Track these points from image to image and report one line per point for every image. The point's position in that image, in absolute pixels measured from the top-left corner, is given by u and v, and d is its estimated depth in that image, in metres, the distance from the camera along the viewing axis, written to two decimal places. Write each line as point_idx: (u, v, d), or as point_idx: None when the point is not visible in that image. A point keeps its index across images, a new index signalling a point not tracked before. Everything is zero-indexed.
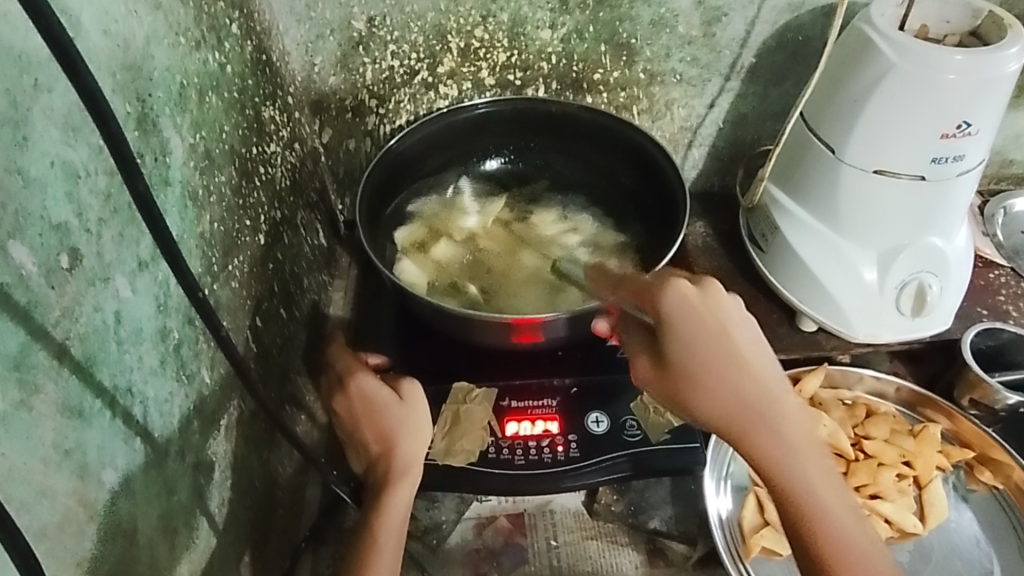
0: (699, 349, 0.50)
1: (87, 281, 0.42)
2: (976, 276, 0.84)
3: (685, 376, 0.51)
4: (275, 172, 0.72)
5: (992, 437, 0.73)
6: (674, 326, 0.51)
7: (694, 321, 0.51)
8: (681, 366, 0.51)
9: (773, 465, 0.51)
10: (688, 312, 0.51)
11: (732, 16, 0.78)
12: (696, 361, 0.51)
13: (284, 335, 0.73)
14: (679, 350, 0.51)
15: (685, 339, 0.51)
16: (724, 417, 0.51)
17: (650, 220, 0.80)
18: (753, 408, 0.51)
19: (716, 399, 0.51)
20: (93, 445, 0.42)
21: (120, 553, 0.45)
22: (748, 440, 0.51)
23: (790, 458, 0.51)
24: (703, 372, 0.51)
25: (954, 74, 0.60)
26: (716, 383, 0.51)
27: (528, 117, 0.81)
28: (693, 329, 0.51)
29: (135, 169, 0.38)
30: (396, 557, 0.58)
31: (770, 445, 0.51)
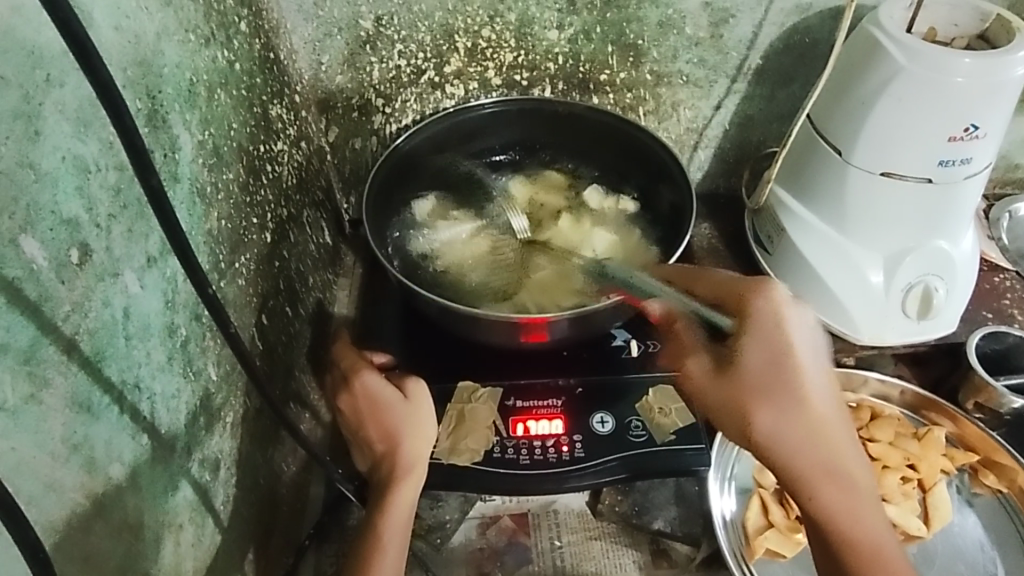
0: (779, 357, 0.52)
1: (96, 276, 0.42)
2: (982, 279, 0.84)
3: (756, 385, 0.52)
4: (282, 171, 0.72)
5: (996, 440, 0.73)
6: (757, 332, 0.53)
7: (775, 329, 0.53)
8: (753, 374, 0.53)
9: (829, 475, 0.52)
10: (773, 318, 0.53)
11: (740, 18, 0.78)
12: (769, 369, 0.53)
13: (289, 333, 0.73)
14: (754, 356, 0.53)
15: (765, 347, 0.53)
16: (769, 410, 0.52)
17: (659, 215, 0.78)
18: (818, 421, 0.52)
19: (783, 413, 0.52)
20: (101, 439, 0.42)
21: (126, 549, 0.45)
22: (810, 453, 0.52)
23: (846, 469, 0.52)
24: (776, 382, 0.52)
25: (961, 78, 0.60)
26: (787, 393, 0.52)
27: (534, 115, 0.81)
28: (773, 336, 0.53)
29: (148, 164, 0.38)
30: (399, 554, 0.58)
31: (829, 457, 0.52)
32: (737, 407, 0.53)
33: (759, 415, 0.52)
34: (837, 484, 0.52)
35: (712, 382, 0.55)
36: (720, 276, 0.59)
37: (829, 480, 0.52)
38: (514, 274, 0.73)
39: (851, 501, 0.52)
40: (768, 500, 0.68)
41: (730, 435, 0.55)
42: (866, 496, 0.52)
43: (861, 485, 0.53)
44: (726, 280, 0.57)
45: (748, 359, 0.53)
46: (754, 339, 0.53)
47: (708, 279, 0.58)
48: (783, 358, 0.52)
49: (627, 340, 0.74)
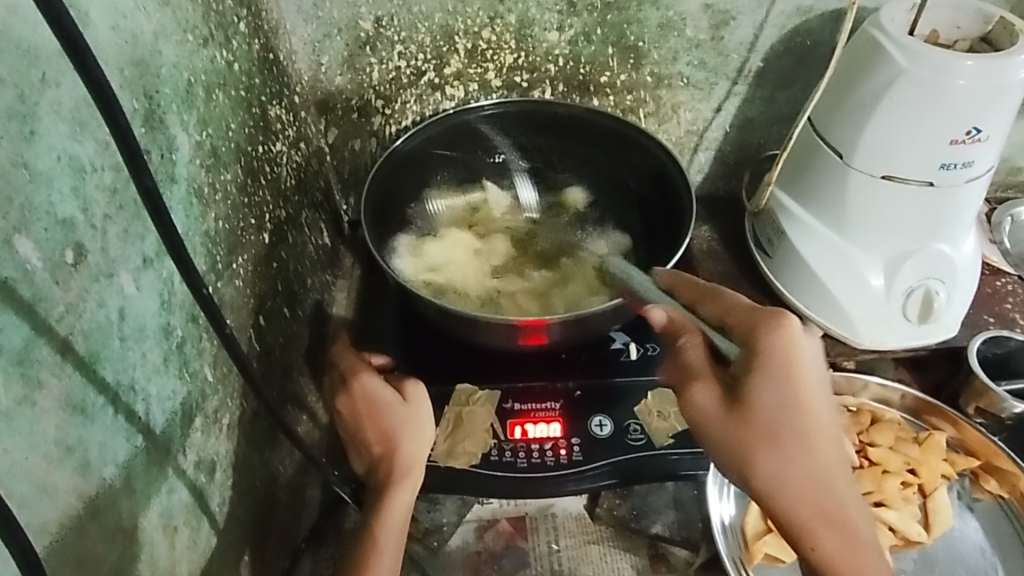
0: (789, 401, 0.50)
1: (91, 277, 0.41)
2: (983, 283, 0.84)
3: (766, 423, 0.50)
4: (280, 172, 0.72)
5: (998, 445, 0.73)
6: (772, 371, 0.50)
7: (788, 366, 0.50)
8: (763, 416, 0.50)
9: (834, 519, 0.51)
10: (786, 353, 0.51)
11: (740, 20, 0.78)
12: (779, 410, 0.50)
13: (287, 335, 0.73)
14: (767, 396, 0.50)
15: (776, 384, 0.50)
16: (776, 449, 0.51)
17: (652, 223, 0.78)
18: (825, 466, 0.51)
19: (787, 456, 0.50)
20: (95, 441, 0.42)
21: (120, 552, 0.45)
22: (810, 496, 0.50)
23: (849, 514, 0.51)
24: (782, 424, 0.50)
25: (964, 80, 0.60)
26: (794, 437, 0.51)
27: (532, 116, 0.81)
28: (786, 376, 0.50)
29: (142, 163, 0.38)
30: (395, 557, 0.58)
31: (832, 500, 0.51)
32: (745, 447, 0.51)
33: (765, 459, 0.50)
34: (839, 528, 0.51)
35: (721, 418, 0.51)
36: (732, 300, 0.56)
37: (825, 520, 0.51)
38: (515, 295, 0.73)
39: (854, 548, 0.50)
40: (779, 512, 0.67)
41: (731, 475, 0.53)
42: (869, 540, 0.51)
43: (865, 528, 0.51)
44: (740, 307, 0.55)
45: (759, 399, 0.50)
46: (766, 377, 0.50)
47: (723, 302, 0.56)
48: (793, 397, 0.50)
49: (626, 343, 0.74)
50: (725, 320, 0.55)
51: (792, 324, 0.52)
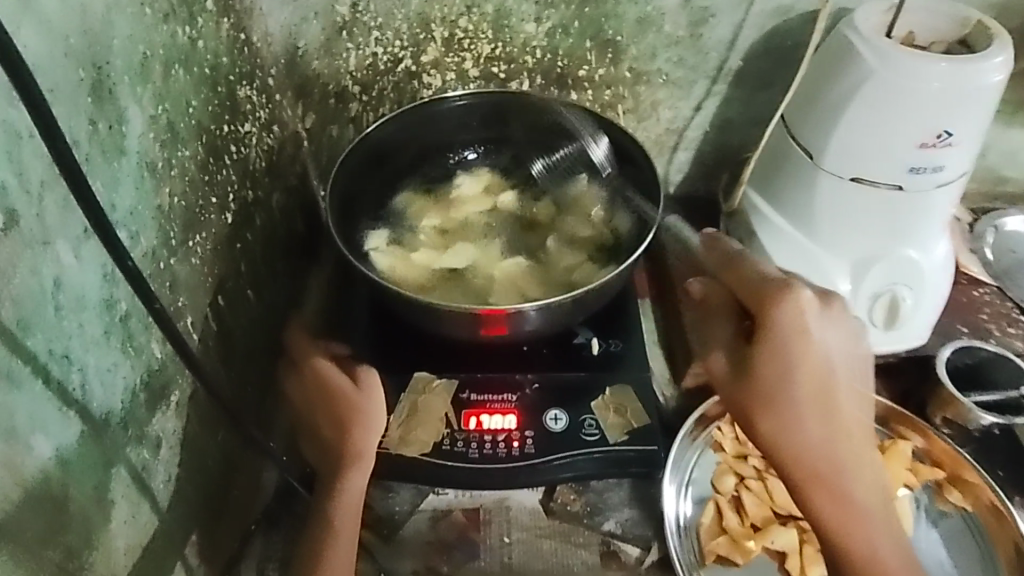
0: (792, 374, 0.61)
1: (24, 244, 0.41)
2: (960, 293, 0.83)
3: (764, 389, 0.62)
4: (249, 153, 0.72)
5: (963, 456, 0.72)
6: (777, 347, 0.61)
7: (798, 337, 0.61)
8: (765, 385, 0.62)
9: (833, 485, 0.61)
10: (792, 326, 0.61)
11: (719, 17, 0.77)
12: (778, 381, 0.62)
13: (250, 318, 0.73)
14: (770, 367, 0.62)
15: (779, 354, 0.61)
16: (776, 413, 0.62)
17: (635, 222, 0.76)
18: (826, 434, 0.61)
19: (789, 424, 0.61)
20: (23, 410, 0.42)
21: (48, 521, 0.44)
22: (810, 461, 0.61)
23: (843, 477, 0.61)
24: (784, 392, 0.61)
25: (936, 82, 0.59)
26: (794, 406, 0.61)
27: (516, 112, 0.81)
28: (791, 350, 0.61)
29: (51, 121, 0.36)
30: (352, 538, 0.61)
31: (832, 469, 0.61)
32: (750, 411, 0.63)
33: (767, 426, 0.62)
34: (836, 494, 0.60)
35: (728, 382, 0.65)
36: (750, 271, 0.66)
37: (819, 482, 0.61)
38: (484, 286, 0.72)
39: (846, 511, 0.60)
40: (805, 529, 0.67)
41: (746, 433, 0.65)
42: (860, 502, 0.61)
43: (859, 497, 0.61)
44: (756, 274, 0.65)
45: (762, 368, 0.62)
46: (769, 346, 0.61)
47: (741, 273, 0.66)
48: (792, 370, 0.61)
49: (589, 338, 0.72)
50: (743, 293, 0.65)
51: (803, 296, 0.61)
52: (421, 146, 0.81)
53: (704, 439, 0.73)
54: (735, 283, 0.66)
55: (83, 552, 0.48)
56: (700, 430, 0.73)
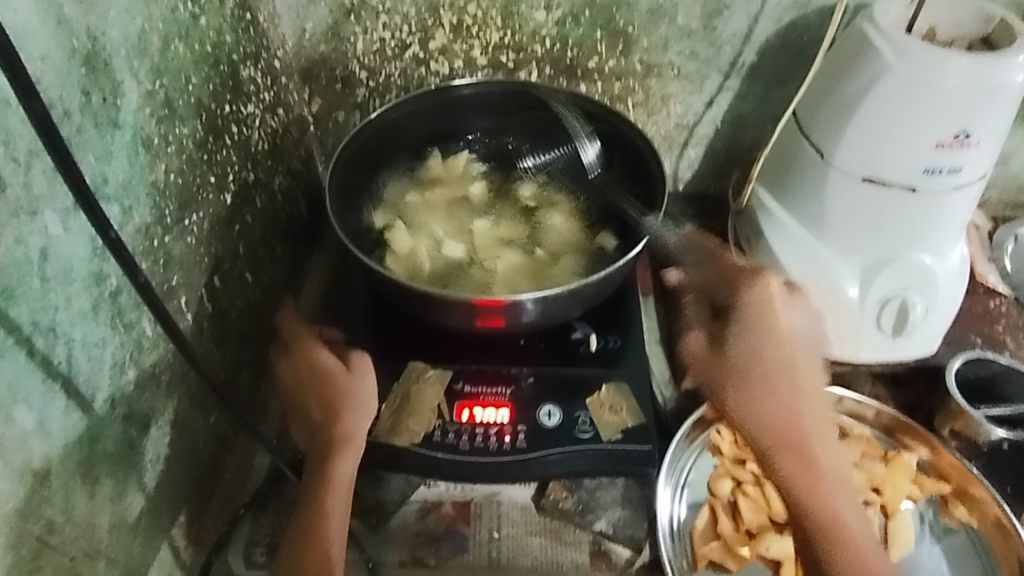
0: (761, 346, 0.60)
1: (9, 212, 0.41)
2: (975, 302, 0.80)
3: (736, 364, 0.61)
4: (251, 134, 0.71)
5: (971, 471, 0.69)
6: (747, 326, 0.61)
7: (766, 317, 0.61)
8: (737, 360, 0.61)
9: (805, 463, 0.58)
10: (760, 307, 0.62)
11: (734, 10, 0.75)
12: (751, 355, 0.60)
13: (247, 300, 0.72)
14: (742, 343, 0.61)
15: (751, 331, 0.61)
16: (747, 386, 0.60)
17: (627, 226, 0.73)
18: (795, 404, 0.59)
19: (759, 395, 0.60)
20: (4, 379, 0.41)
21: (28, 494, 0.44)
22: (780, 435, 0.59)
23: (810, 443, 0.59)
24: (755, 366, 0.60)
25: (956, 79, 0.57)
26: (762, 378, 0.60)
27: (517, 108, 0.80)
28: (765, 330, 0.61)
29: (32, 88, 0.35)
30: (343, 523, 0.58)
31: (800, 434, 0.59)
32: (726, 390, 0.62)
33: (740, 404, 0.60)
34: (807, 468, 0.58)
35: (701, 358, 0.65)
36: (731, 262, 0.67)
37: (785, 446, 0.59)
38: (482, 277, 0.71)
39: (817, 485, 0.58)
40: None
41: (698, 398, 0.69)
42: (832, 478, 0.58)
43: (832, 477, 0.58)
44: (733, 266, 0.67)
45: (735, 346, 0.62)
46: (741, 325, 0.61)
47: (722, 265, 0.67)
48: (764, 344, 0.60)
49: (587, 334, 0.72)
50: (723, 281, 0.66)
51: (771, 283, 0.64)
52: (424, 133, 0.80)
53: (702, 441, 0.72)
54: (718, 273, 0.67)
55: (65, 528, 0.48)
56: (699, 432, 0.72)
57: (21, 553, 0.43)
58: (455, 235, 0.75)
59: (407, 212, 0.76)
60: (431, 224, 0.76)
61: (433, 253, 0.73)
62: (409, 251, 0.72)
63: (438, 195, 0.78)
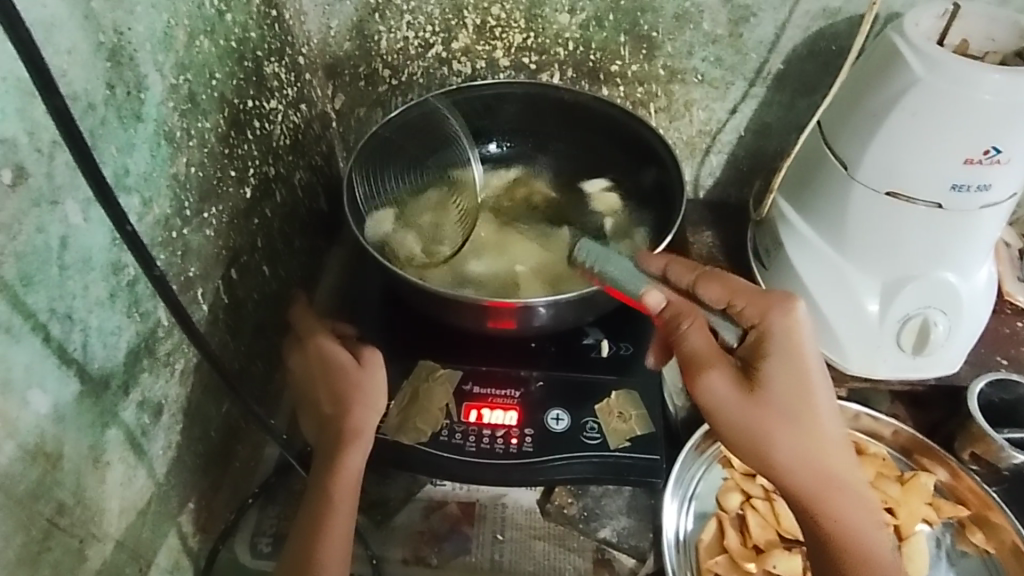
0: (802, 380, 0.54)
1: (31, 201, 0.42)
2: (1001, 323, 0.77)
3: (776, 402, 0.53)
4: (273, 128, 0.72)
5: (992, 497, 0.67)
6: (777, 354, 0.54)
7: (799, 347, 0.54)
8: (777, 397, 0.53)
9: (832, 495, 0.56)
10: (793, 338, 0.54)
11: (762, 17, 0.74)
12: (790, 391, 0.54)
13: (263, 292, 0.73)
14: (779, 378, 0.54)
15: (789, 364, 0.54)
16: (788, 423, 0.54)
17: (653, 231, 0.74)
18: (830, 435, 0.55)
19: (799, 431, 0.54)
20: (20, 363, 0.42)
21: (40, 476, 0.45)
22: (815, 467, 0.55)
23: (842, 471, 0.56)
24: (794, 402, 0.54)
25: (988, 95, 0.55)
26: (802, 415, 0.54)
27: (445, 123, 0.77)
28: (794, 361, 0.54)
29: (52, 82, 0.36)
30: (348, 518, 0.58)
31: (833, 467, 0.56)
32: (758, 432, 0.54)
33: (778, 445, 0.54)
34: (838, 495, 0.56)
35: (741, 400, 0.54)
36: (736, 281, 0.58)
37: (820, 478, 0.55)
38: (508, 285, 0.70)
39: (849, 512, 0.56)
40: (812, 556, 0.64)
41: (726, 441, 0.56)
42: (859, 503, 0.57)
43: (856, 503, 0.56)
44: (737, 285, 0.57)
45: (772, 382, 0.54)
46: (777, 359, 0.54)
47: (723, 283, 0.58)
48: (804, 378, 0.54)
49: (599, 340, 0.71)
50: (733, 303, 0.56)
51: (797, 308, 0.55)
52: (416, 149, 0.78)
53: (712, 453, 0.71)
54: (723, 294, 0.57)
55: (75, 510, 0.49)
56: (709, 443, 0.71)
57: (31, 533, 0.45)
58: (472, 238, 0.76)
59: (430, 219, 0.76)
60: (451, 231, 0.76)
61: (452, 258, 0.73)
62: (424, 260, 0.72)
63: (454, 209, 0.78)
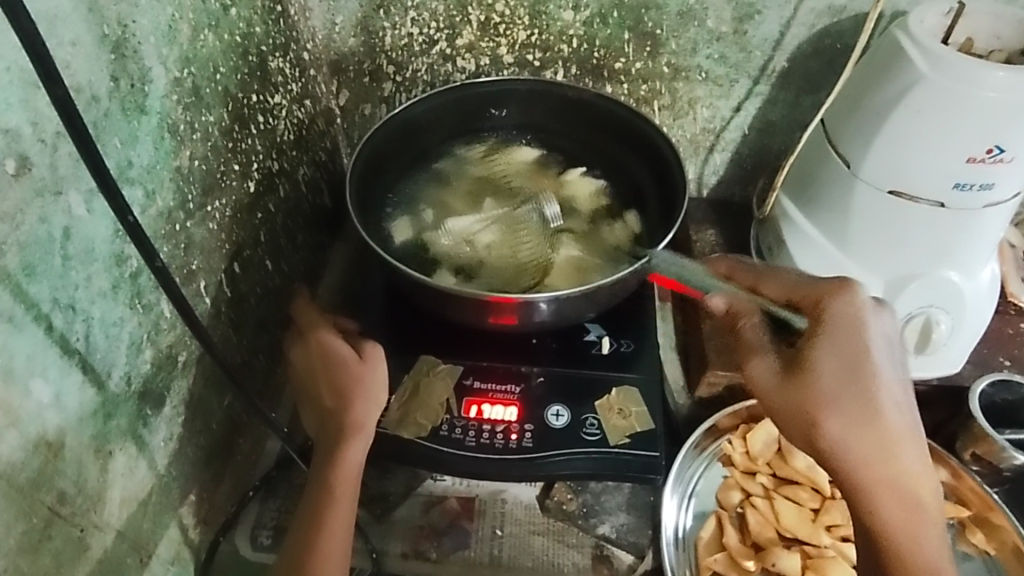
0: (852, 365, 0.53)
1: (34, 191, 0.42)
2: (1005, 323, 0.76)
3: (826, 390, 0.53)
4: (277, 123, 0.72)
5: (993, 499, 0.67)
6: (831, 337, 0.54)
7: (854, 331, 0.54)
8: (824, 381, 0.53)
9: (889, 490, 0.52)
10: (848, 323, 0.54)
11: (766, 14, 0.74)
12: (839, 376, 0.53)
13: (266, 286, 0.74)
14: (827, 363, 0.53)
15: (839, 349, 0.53)
16: (834, 407, 0.52)
17: (649, 218, 0.76)
18: (888, 432, 0.52)
19: (849, 419, 0.52)
20: (22, 352, 0.43)
21: (41, 465, 0.45)
22: (872, 467, 0.52)
23: (902, 475, 0.52)
24: (842, 390, 0.53)
25: (992, 93, 0.55)
26: (856, 403, 0.52)
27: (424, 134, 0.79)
28: (846, 347, 0.53)
29: (54, 72, 0.36)
30: (349, 511, 0.58)
31: (889, 466, 0.52)
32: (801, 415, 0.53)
33: (831, 427, 0.52)
34: (895, 500, 0.52)
35: (783, 384, 0.54)
36: (788, 276, 0.59)
37: (876, 475, 0.52)
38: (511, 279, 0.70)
39: (912, 523, 0.51)
40: (811, 556, 0.64)
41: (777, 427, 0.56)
42: (927, 515, 0.52)
43: (923, 501, 0.52)
44: (793, 278, 0.59)
45: (821, 367, 0.53)
46: (826, 342, 0.54)
47: (777, 280, 0.59)
48: (853, 365, 0.53)
49: (600, 336, 0.71)
50: (789, 296, 0.57)
51: (857, 296, 0.55)
52: (405, 157, 0.79)
53: (713, 451, 0.71)
54: (775, 289, 0.59)
55: (77, 500, 0.49)
56: (709, 442, 0.71)
57: (32, 522, 0.45)
58: (480, 219, 0.75)
59: (434, 211, 0.77)
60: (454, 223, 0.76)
61: (460, 248, 0.73)
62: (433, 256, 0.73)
63: (456, 206, 0.77)
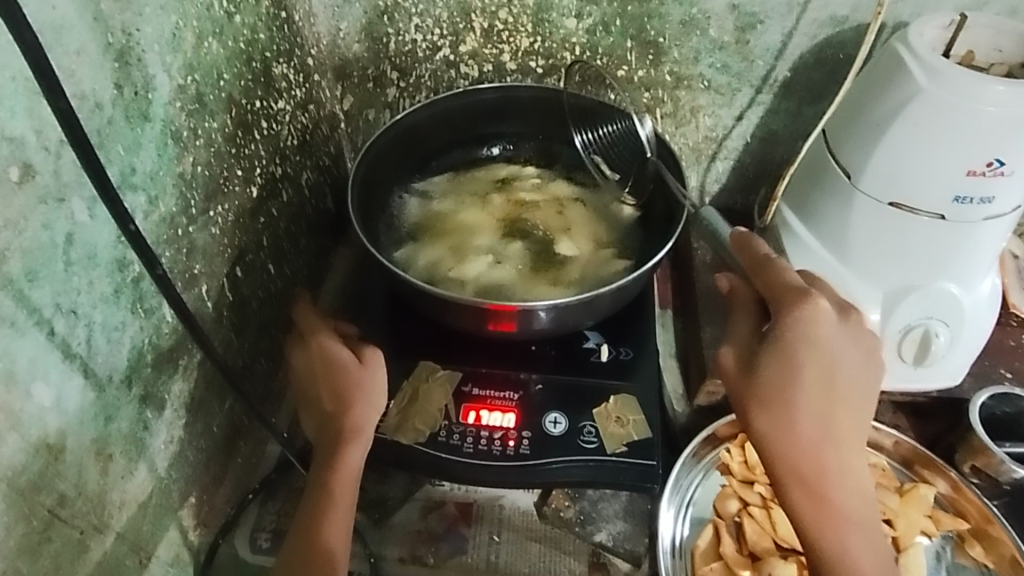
0: (793, 374, 0.55)
1: (37, 198, 0.43)
2: (1006, 335, 0.76)
3: (762, 393, 0.56)
4: (280, 129, 0.73)
5: (993, 512, 0.66)
6: (784, 348, 0.56)
7: (811, 342, 0.55)
8: (764, 386, 0.56)
9: (819, 490, 0.55)
10: (804, 333, 0.55)
11: (769, 24, 0.74)
12: (780, 382, 0.56)
13: (268, 290, 0.74)
14: (771, 369, 0.56)
15: (784, 358, 0.56)
16: (770, 411, 0.56)
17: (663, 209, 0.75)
18: (822, 438, 0.55)
19: (782, 422, 0.55)
20: (25, 356, 0.43)
21: (41, 467, 0.46)
22: (800, 467, 0.55)
23: (834, 478, 0.55)
24: (782, 395, 0.55)
25: (990, 107, 0.55)
26: (792, 410, 0.55)
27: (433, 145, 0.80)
28: (794, 356, 0.55)
29: (55, 83, 0.37)
30: (347, 513, 0.59)
31: (819, 468, 0.55)
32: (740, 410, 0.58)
33: (765, 427, 0.56)
34: (820, 500, 0.55)
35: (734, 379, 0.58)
36: (782, 274, 0.59)
37: (804, 475, 0.55)
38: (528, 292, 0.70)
39: (834, 524, 0.55)
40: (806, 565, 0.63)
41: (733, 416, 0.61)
42: (853, 516, 0.56)
43: (854, 503, 0.56)
44: (784, 275, 0.59)
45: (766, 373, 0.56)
46: (773, 350, 0.56)
47: (770, 274, 0.60)
48: (795, 374, 0.55)
49: (599, 344, 0.72)
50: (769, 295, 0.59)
51: (820, 307, 0.56)
52: (401, 160, 0.78)
53: (711, 459, 0.71)
54: (761, 283, 0.60)
55: (76, 502, 0.50)
56: (708, 450, 0.71)
57: (31, 524, 0.45)
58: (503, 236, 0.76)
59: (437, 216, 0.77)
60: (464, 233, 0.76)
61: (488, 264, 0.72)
62: (438, 257, 0.73)
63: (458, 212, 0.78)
